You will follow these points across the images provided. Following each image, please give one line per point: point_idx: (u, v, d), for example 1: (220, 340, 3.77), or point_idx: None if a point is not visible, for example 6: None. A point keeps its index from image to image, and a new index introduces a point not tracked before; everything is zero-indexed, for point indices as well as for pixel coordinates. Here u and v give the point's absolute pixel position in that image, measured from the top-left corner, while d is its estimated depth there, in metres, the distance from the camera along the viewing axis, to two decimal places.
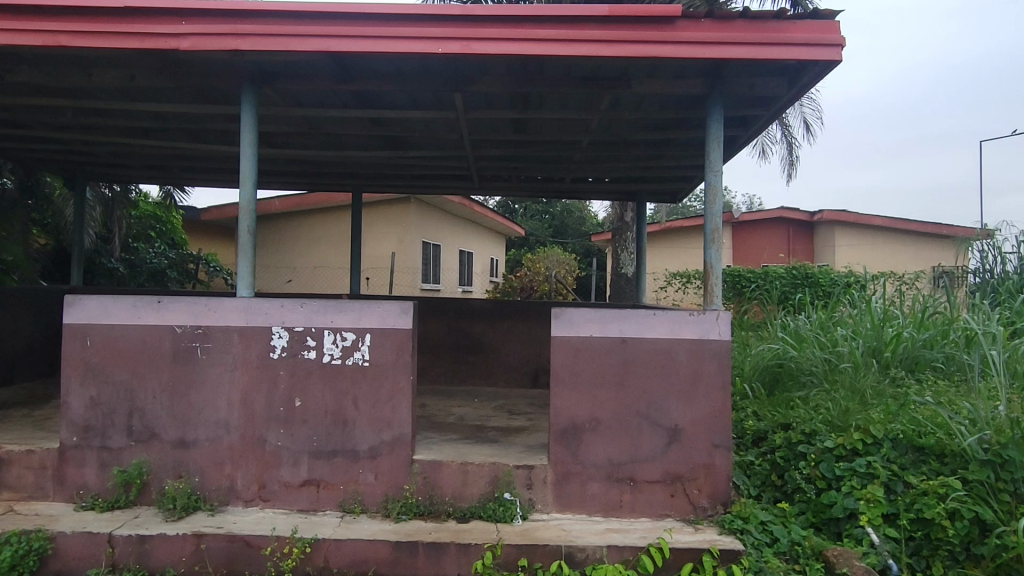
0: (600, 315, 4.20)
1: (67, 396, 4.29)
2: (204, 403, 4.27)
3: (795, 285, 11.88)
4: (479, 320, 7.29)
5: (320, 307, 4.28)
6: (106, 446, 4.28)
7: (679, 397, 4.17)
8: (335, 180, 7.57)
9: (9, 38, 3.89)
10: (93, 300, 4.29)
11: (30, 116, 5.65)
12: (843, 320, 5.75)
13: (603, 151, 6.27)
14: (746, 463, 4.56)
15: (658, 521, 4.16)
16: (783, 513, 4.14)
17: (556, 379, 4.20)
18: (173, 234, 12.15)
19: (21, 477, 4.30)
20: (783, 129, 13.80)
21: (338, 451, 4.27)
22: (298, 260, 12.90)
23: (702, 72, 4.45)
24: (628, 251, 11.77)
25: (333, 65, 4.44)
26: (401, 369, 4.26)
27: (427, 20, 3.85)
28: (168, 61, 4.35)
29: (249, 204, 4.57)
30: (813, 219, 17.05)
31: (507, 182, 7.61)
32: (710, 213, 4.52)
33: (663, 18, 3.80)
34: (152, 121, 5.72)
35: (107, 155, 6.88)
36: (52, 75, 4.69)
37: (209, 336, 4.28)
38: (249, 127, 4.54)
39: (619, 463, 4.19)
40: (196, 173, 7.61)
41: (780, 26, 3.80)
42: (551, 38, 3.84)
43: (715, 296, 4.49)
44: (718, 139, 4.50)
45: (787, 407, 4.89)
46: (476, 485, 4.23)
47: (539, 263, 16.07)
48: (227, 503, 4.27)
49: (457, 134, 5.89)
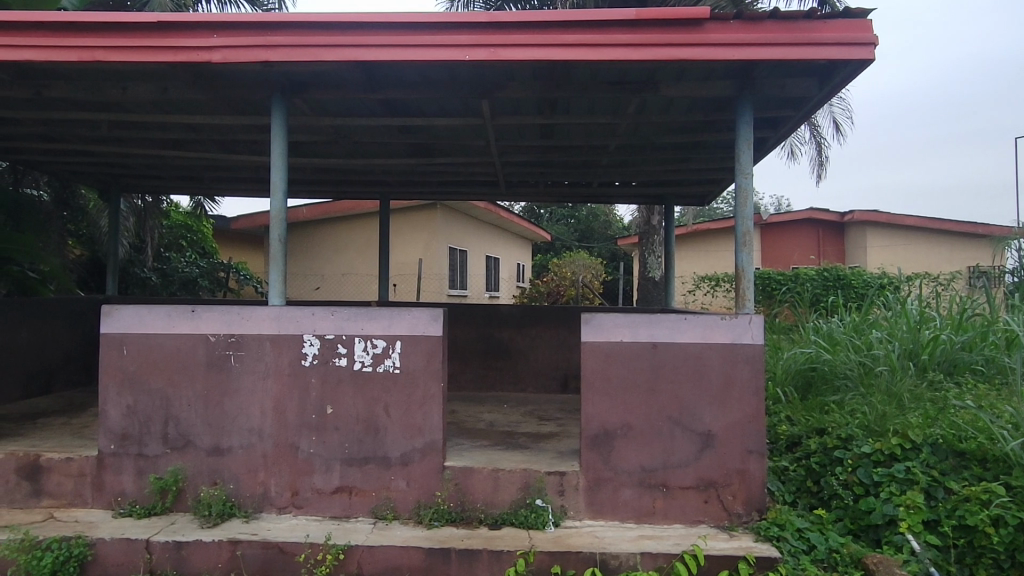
0: (629, 320, 4.17)
1: (105, 404, 4.36)
2: (238, 410, 4.32)
3: (826, 287, 11.69)
4: (508, 325, 7.29)
5: (351, 314, 4.31)
6: (143, 454, 4.34)
7: (712, 402, 4.13)
8: (362, 188, 7.63)
9: (46, 55, 3.98)
10: (129, 310, 4.37)
11: (68, 130, 5.78)
12: (878, 322, 5.66)
13: (631, 156, 6.25)
14: (780, 469, 4.47)
15: (693, 528, 4.11)
16: (820, 519, 4.06)
17: (587, 385, 4.17)
18: (203, 243, 12.40)
19: (60, 484, 4.37)
20: (812, 129, 13.65)
21: (370, 457, 4.29)
22: (326, 267, 13.04)
23: (731, 74, 4.41)
24: (655, 255, 11.70)
25: (362, 75, 4.48)
26: (431, 376, 4.26)
27: (455, 28, 3.88)
28: (199, 74, 4.43)
29: (280, 213, 4.61)
30: (843, 220, 16.78)
31: (533, 187, 7.61)
32: (741, 216, 4.48)
33: (692, 21, 3.76)
34: (185, 133, 5.82)
35: (140, 167, 7.00)
36: (88, 89, 4.79)
37: (242, 344, 4.33)
38: (279, 136, 4.59)
39: (651, 469, 4.16)
40: (226, 183, 7.71)
41: (811, 26, 3.75)
42: (578, 43, 3.83)
43: (747, 298, 4.43)
44: (748, 140, 4.45)
45: (821, 412, 4.80)
46: (507, 492, 4.22)
47: (565, 268, 16.04)
48: (261, 510, 4.31)
49: (484, 140, 5.91)
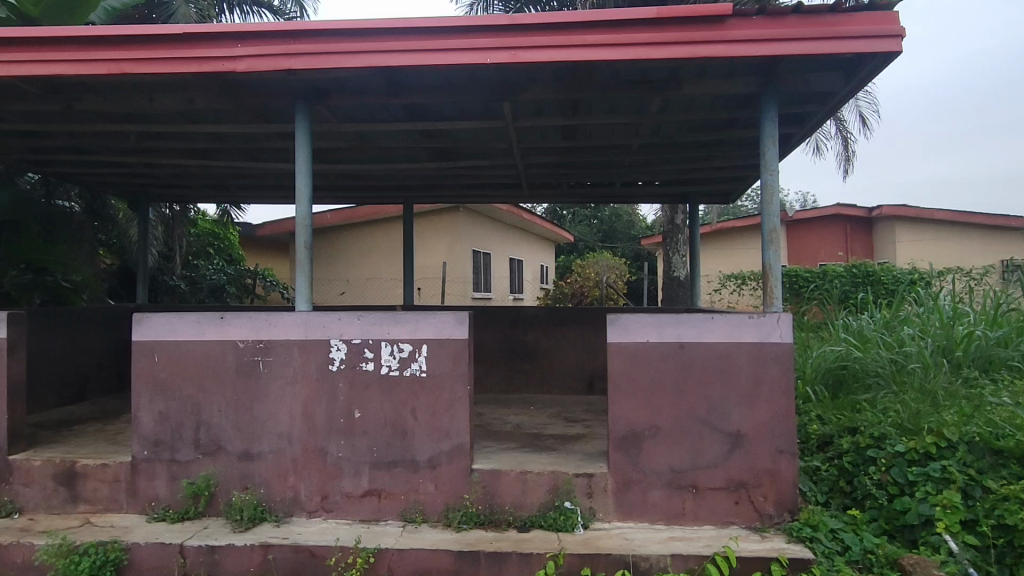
0: (656, 320, 4.15)
1: (138, 411, 4.43)
2: (267, 415, 4.37)
3: (855, 284, 11.44)
4: (533, 327, 7.28)
5: (377, 319, 4.34)
6: (175, 459, 4.40)
7: (741, 402, 4.09)
8: (386, 193, 7.68)
9: (76, 69, 4.06)
10: (159, 318, 4.43)
11: (98, 142, 5.89)
12: (909, 318, 5.57)
13: (653, 155, 6.22)
14: (811, 469, 4.39)
15: (723, 529, 4.06)
16: (854, 519, 3.98)
17: (613, 386, 4.16)
18: (229, 250, 12.58)
19: (96, 490, 4.45)
20: (837, 124, 13.49)
21: (399, 461, 4.31)
22: (351, 272, 13.11)
23: (755, 70, 4.37)
24: (680, 255, 11.61)
25: (383, 81, 4.52)
26: (458, 379, 4.27)
27: (477, 31, 3.89)
28: (224, 83, 4.49)
29: (305, 219, 4.66)
30: (871, 214, 16.52)
31: (555, 188, 7.60)
32: (767, 213, 4.44)
33: (714, 18, 3.74)
34: (211, 142, 5.90)
35: (167, 176, 7.11)
36: (117, 101, 4.88)
37: (271, 349, 4.37)
38: (304, 143, 4.63)
39: (680, 470, 4.12)
40: (252, 190, 7.81)
41: (836, 19, 3.71)
42: (599, 43, 3.81)
43: (775, 297, 4.38)
44: (773, 137, 4.40)
45: (853, 411, 4.72)
46: (536, 494, 4.21)
47: (589, 268, 15.98)
48: (291, 514, 4.34)
49: (506, 143, 5.92)
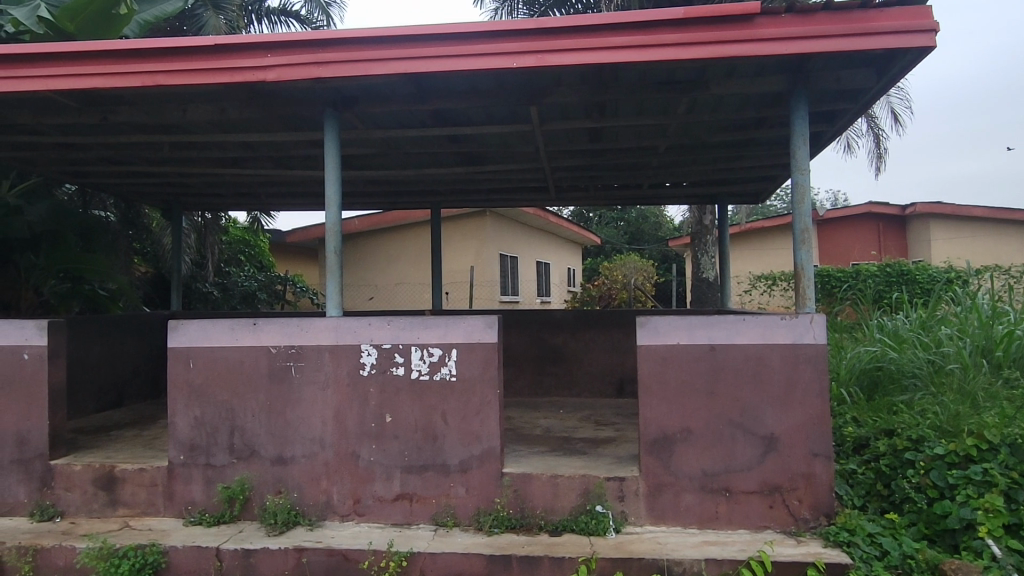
0: (686, 323, 4.11)
1: (174, 416, 4.51)
2: (300, 420, 4.41)
3: (890, 283, 11.24)
4: (562, 330, 7.27)
5: (407, 324, 4.36)
6: (210, 463, 4.47)
7: (775, 405, 4.04)
8: (414, 198, 7.73)
9: (112, 81, 4.16)
10: (194, 325, 4.51)
11: (133, 153, 6.01)
12: (946, 318, 5.47)
13: (681, 156, 6.18)
14: (847, 471, 4.31)
15: (758, 533, 4.01)
16: (892, 524, 3.91)
17: (644, 389, 4.13)
18: (260, 257, 12.77)
19: (135, 494, 4.53)
20: (869, 121, 13.28)
21: (430, 465, 4.32)
22: (379, 277, 13.24)
23: (785, 69, 4.32)
24: (709, 255, 11.51)
25: (411, 87, 4.55)
26: (488, 383, 4.28)
27: (503, 36, 3.90)
28: (255, 93, 4.56)
29: (335, 226, 4.70)
30: (905, 213, 16.22)
31: (582, 191, 7.58)
32: (798, 213, 4.38)
33: (742, 16, 3.72)
34: (242, 151, 5.99)
35: (200, 185, 7.23)
36: (151, 113, 4.97)
37: (302, 355, 4.42)
38: (333, 150, 4.68)
39: (713, 473, 4.08)
40: (282, 198, 7.91)
41: (867, 15, 3.66)
42: (626, 45, 3.79)
43: (808, 297, 4.32)
44: (804, 136, 4.34)
45: (889, 413, 4.64)
46: (567, 498, 4.20)
47: (616, 271, 15.90)
48: (324, 518, 4.38)
49: (533, 147, 5.92)
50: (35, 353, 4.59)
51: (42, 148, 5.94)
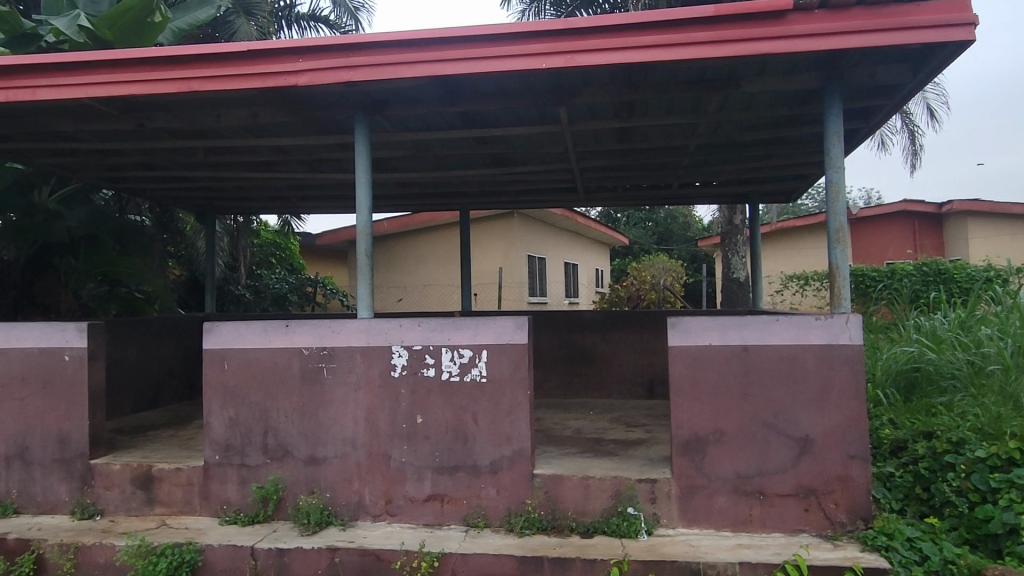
0: (718, 323, 4.07)
1: (209, 417, 4.58)
2: (332, 421, 4.46)
3: (926, 283, 11.03)
4: (591, 331, 7.24)
5: (437, 325, 4.37)
6: (245, 463, 4.53)
7: (810, 406, 3.98)
8: (443, 200, 7.77)
9: (148, 88, 4.24)
10: (228, 326, 4.57)
11: (168, 158, 6.12)
12: (986, 318, 5.35)
13: (711, 155, 6.13)
14: (885, 475, 4.23)
15: (793, 537, 3.96)
16: (932, 528, 3.83)
17: (676, 390, 4.09)
18: (291, 260, 12.94)
19: (171, 493, 4.61)
20: (903, 118, 13.04)
21: (460, 466, 4.33)
22: (408, 278, 13.33)
23: (818, 65, 4.25)
24: (739, 255, 11.39)
25: (440, 90, 4.57)
26: (519, 384, 4.28)
27: (532, 36, 3.89)
28: (287, 97, 4.62)
29: (366, 228, 4.74)
30: (941, 211, 15.89)
31: (611, 191, 7.55)
32: (832, 212, 4.31)
33: (773, 13, 3.67)
34: (274, 155, 6.06)
35: (233, 188, 7.34)
36: (186, 118, 5.06)
37: (334, 356, 4.46)
38: (363, 154, 4.73)
39: (747, 476, 4.04)
40: (312, 201, 8.01)
41: (903, 10, 3.58)
42: (656, 44, 3.77)
43: (842, 297, 4.25)
44: (838, 134, 4.27)
45: (928, 415, 4.55)
46: (598, 499, 4.18)
47: (645, 271, 15.81)
48: (356, 518, 4.42)
49: (561, 148, 5.91)
50: (75, 355, 4.70)
51: (81, 154, 6.07)
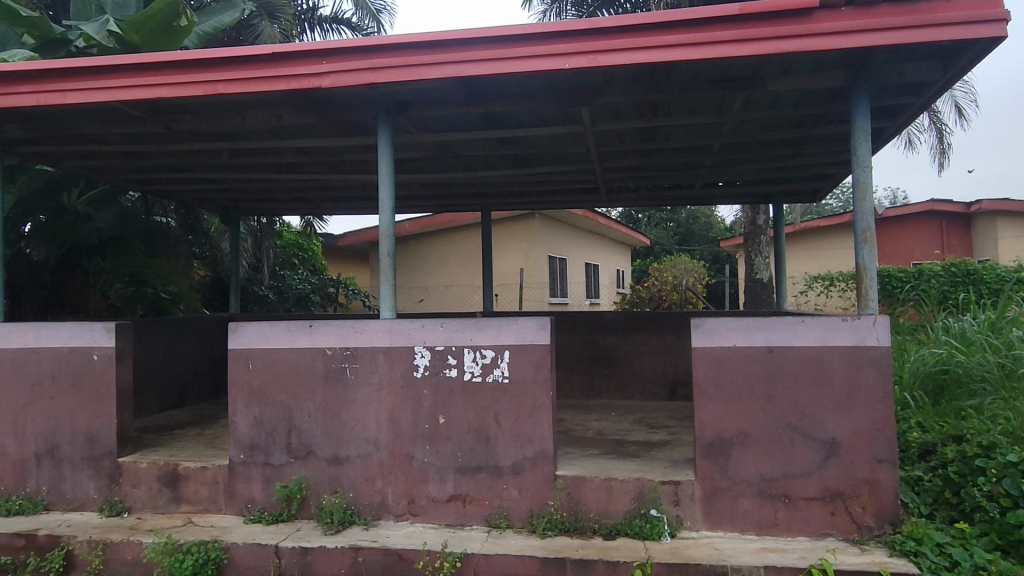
0: (743, 324, 4.03)
1: (234, 416, 4.62)
2: (355, 420, 4.48)
3: (954, 284, 10.86)
4: (613, 332, 7.22)
5: (460, 325, 4.38)
6: (269, 463, 4.56)
7: (837, 409, 3.93)
8: (464, 201, 7.79)
9: (175, 91, 4.29)
10: (253, 327, 4.61)
11: (193, 160, 6.19)
12: (1017, 319, 5.26)
13: (735, 155, 6.08)
14: (913, 479, 4.17)
15: (819, 541, 3.91)
16: (962, 533, 3.76)
17: (699, 392, 4.06)
18: (313, 260, 13.05)
19: (197, 491, 4.66)
20: (931, 117, 12.85)
21: (483, 466, 4.34)
22: (429, 279, 13.37)
23: (845, 63, 4.20)
24: (762, 256, 11.29)
25: (462, 91, 4.58)
26: (541, 385, 4.27)
27: (555, 37, 3.88)
28: (311, 99, 4.65)
29: (389, 229, 4.76)
30: (969, 210, 15.64)
31: (633, 192, 7.53)
32: (859, 212, 4.26)
33: (800, 12, 3.63)
34: (297, 156, 6.11)
35: (257, 190, 7.42)
36: (211, 121, 5.11)
37: (357, 356, 4.49)
38: (387, 155, 4.75)
39: (771, 479, 3.99)
40: (334, 202, 8.07)
41: (932, 7, 3.53)
42: (680, 43, 3.73)
43: (870, 299, 4.20)
44: (865, 132, 4.21)
45: (957, 418, 4.48)
46: (621, 501, 4.16)
47: (667, 272, 15.74)
48: (379, 518, 4.44)
49: (583, 148, 5.90)
50: (103, 354, 4.77)
51: (108, 156, 6.16)
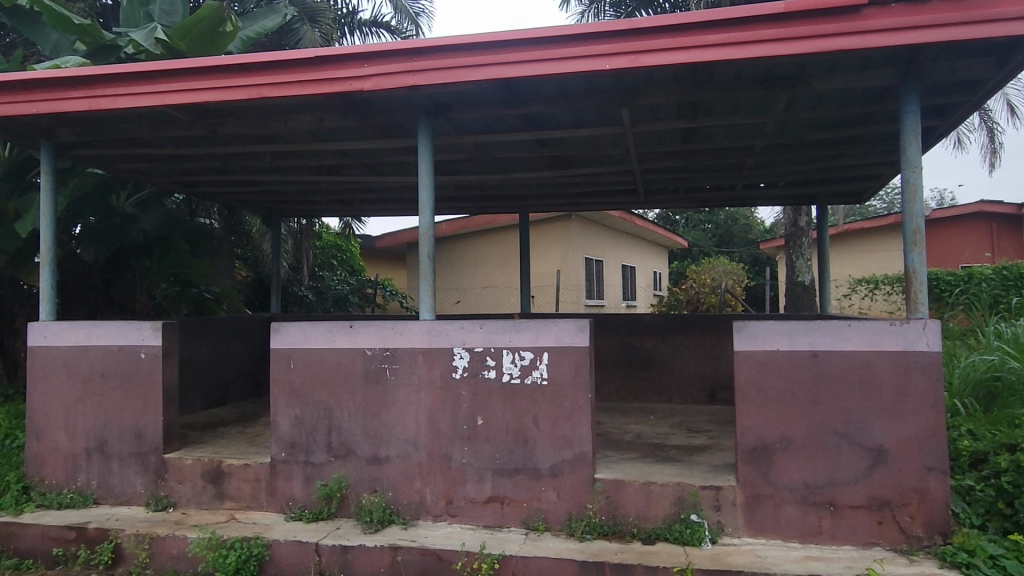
0: (787, 328, 3.96)
1: (276, 415, 4.69)
2: (395, 420, 4.51)
3: (1007, 287, 10.52)
4: (651, 335, 7.16)
5: (499, 327, 4.38)
6: (310, 461, 4.62)
7: (884, 415, 3.83)
8: (502, 202, 7.81)
9: (221, 95, 4.38)
10: (295, 327, 4.67)
11: (237, 162, 6.30)
12: None
13: (778, 155, 5.97)
14: (965, 488, 4.03)
15: (866, 550, 3.81)
16: (1017, 545, 3.62)
17: (741, 396, 4.00)
18: (351, 261, 13.21)
19: (240, 487, 4.74)
20: (982, 115, 12.47)
21: (521, 468, 4.33)
22: (466, 280, 13.44)
23: (894, 61, 4.09)
24: (804, 258, 11.10)
25: (502, 92, 4.58)
26: (580, 387, 4.25)
27: (596, 37, 3.85)
28: (352, 101, 4.70)
29: (429, 230, 4.79)
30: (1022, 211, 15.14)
31: (671, 194, 7.46)
32: (909, 213, 4.13)
33: (847, 8, 3.55)
34: (338, 158, 6.18)
35: (298, 192, 7.53)
36: (255, 123, 5.20)
37: (397, 357, 4.52)
38: (426, 157, 4.78)
39: (816, 486, 3.91)
40: (373, 204, 8.15)
41: (986, 2, 3.42)
42: (722, 42, 3.68)
43: (919, 302, 4.08)
44: (915, 131, 4.10)
45: (1010, 426, 4.34)
46: (661, 505, 4.12)
47: (704, 275, 15.58)
48: (418, 517, 4.46)
49: (623, 150, 5.86)
50: (150, 353, 4.88)
51: (156, 159, 6.31)
